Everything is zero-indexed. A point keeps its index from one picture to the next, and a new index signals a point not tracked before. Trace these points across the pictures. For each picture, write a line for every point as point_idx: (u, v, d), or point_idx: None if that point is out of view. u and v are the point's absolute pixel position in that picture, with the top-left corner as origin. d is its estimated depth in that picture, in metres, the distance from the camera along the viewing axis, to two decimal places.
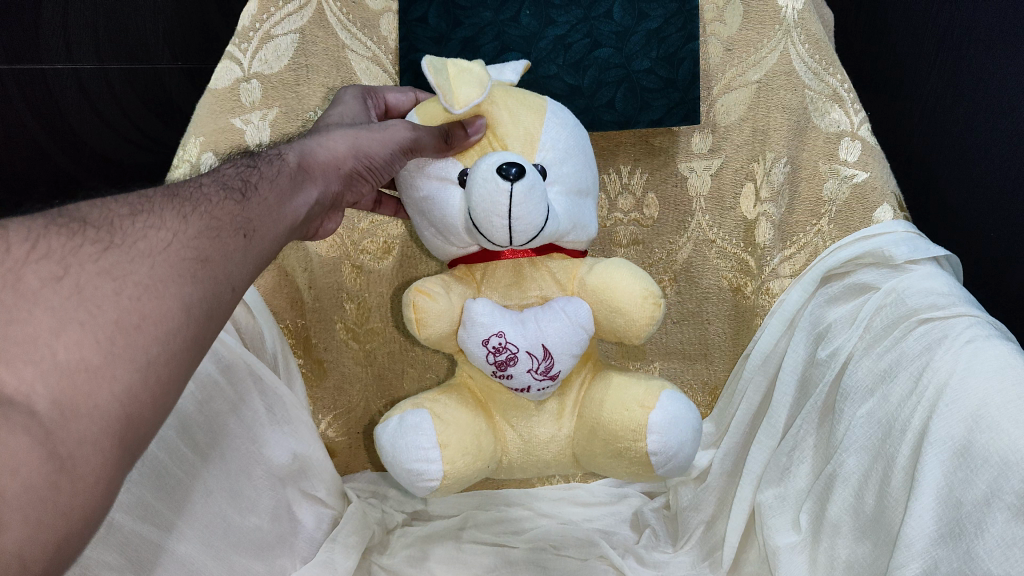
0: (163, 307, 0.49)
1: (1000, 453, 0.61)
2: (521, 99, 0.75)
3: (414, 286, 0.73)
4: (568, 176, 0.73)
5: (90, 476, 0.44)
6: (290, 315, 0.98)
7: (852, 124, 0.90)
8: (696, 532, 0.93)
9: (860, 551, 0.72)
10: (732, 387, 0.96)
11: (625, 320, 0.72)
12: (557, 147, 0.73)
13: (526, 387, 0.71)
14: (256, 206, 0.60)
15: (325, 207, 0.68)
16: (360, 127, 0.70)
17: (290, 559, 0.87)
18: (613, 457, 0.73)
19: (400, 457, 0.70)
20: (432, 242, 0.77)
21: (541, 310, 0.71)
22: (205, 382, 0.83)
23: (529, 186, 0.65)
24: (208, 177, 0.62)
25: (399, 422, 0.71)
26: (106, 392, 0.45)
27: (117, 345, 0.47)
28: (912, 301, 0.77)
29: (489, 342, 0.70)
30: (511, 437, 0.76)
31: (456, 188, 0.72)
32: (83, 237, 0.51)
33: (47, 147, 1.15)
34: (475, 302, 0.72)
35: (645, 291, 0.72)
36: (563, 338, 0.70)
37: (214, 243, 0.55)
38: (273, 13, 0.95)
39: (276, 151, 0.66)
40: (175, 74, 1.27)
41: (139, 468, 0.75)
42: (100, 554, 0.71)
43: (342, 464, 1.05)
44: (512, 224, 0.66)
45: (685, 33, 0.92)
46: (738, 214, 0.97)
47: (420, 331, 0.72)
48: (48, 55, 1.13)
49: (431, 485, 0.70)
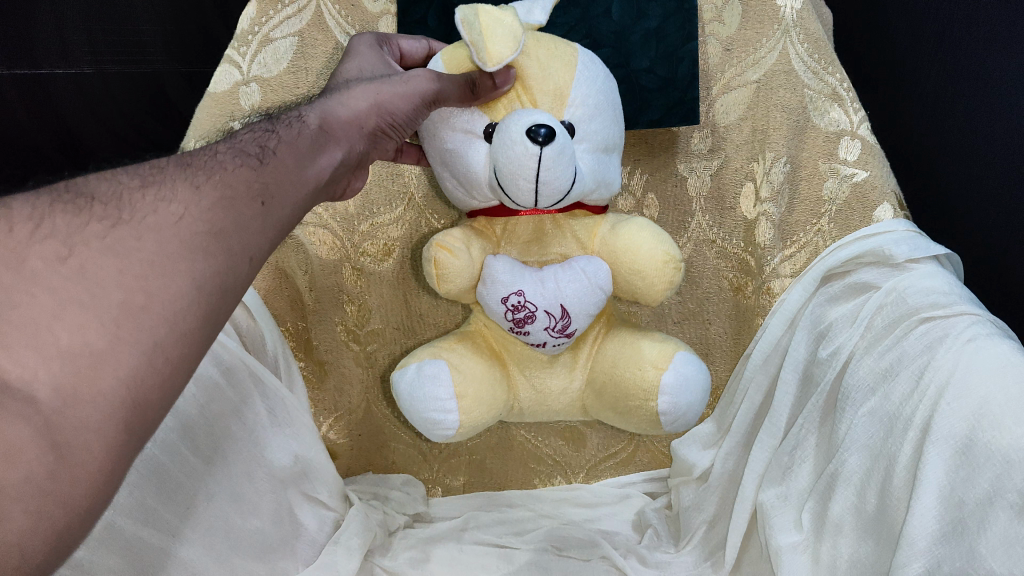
0: (171, 285, 0.49)
1: (1002, 451, 0.61)
2: (552, 48, 0.74)
3: (435, 239, 0.74)
4: (595, 134, 0.73)
5: (92, 465, 0.44)
6: (291, 318, 0.99)
7: (852, 123, 0.90)
8: (698, 532, 0.93)
9: (863, 550, 0.72)
10: (732, 388, 0.96)
11: (644, 281, 0.73)
12: (587, 103, 0.73)
13: (542, 342, 0.73)
14: (274, 170, 0.59)
15: (351, 166, 0.68)
16: (379, 80, 0.70)
17: (291, 561, 0.87)
18: (623, 412, 0.75)
19: (417, 406, 0.72)
20: (453, 192, 0.77)
21: (561, 268, 0.72)
22: (206, 385, 0.82)
23: (558, 151, 0.66)
24: (225, 144, 0.61)
25: (417, 371, 0.72)
26: (110, 376, 0.45)
27: (122, 327, 0.47)
28: (912, 300, 0.77)
29: (508, 300, 0.71)
30: (522, 384, 0.78)
31: (481, 143, 0.72)
32: (90, 214, 0.52)
33: (45, 150, 1.15)
34: (494, 259, 0.73)
35: (666, 255, 0.73)
36: (581, 297, 0.71)
37: (229, 214, 0.54)
38: (272, 16, 0.95)
39: (297, 114, 0.66)
40: (174, 78, 1.28)
41: (141, 472, 0.75)
42: (102, 558, 0.72)
43: (345, 466, 1.05)
44: (537, 189, 0.68)
45: (684, 33, 0.92)
46: (739, 214, 0.97)
47: (439, 284, 0.74)
48: (45, 57, 1.12)
49: (448, 433, 0.72)
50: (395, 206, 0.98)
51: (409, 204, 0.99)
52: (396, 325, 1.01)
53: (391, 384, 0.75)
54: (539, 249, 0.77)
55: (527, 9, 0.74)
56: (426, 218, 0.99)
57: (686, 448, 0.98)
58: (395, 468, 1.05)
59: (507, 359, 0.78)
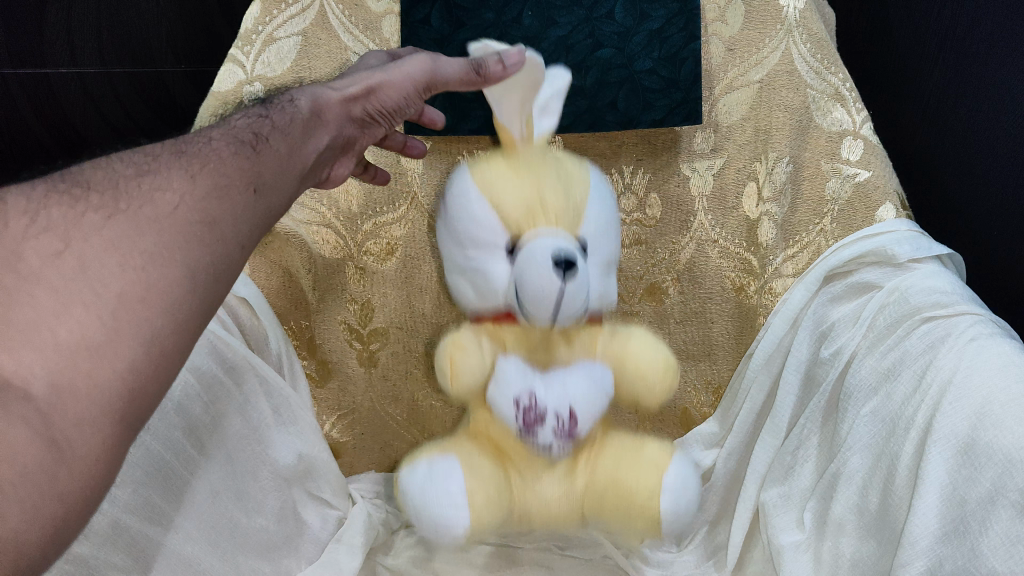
0: (167, 276, 0.49)
1: (1004, 451, 0.61)
2: (569, 170, 0.71)
3: (449, 338, 0.72)
4: (604, 252, 0.71)
5: (88, 458, 0.45)
6: (295, 317, 0.99)
7: (854, 124, 0.90)
8: (701, 532, 0.93)
9: (866, 549, 0.72)
10: (736, 386, 0.96)
11: (647, 387, 0.71)
12: (600, 221, 0.71)
13: (549, 450, 0.68)
14: (268, 157, 0.61)
15: (337, 151, 0.71)
16: (372, 69, 0.73)
17: (295, 559, 0.87)
18: (624, 514, 0.69)
19: (426, 509, 0.67)
20: (465, 297, 0.73)
21: (566, 372, 0.69)
22: (207, 381, 0.83)
23: (579, 286, 0.64)
24: (220, 130, 0.63)
25: (429, 471, 0.68)
26: (108, 368, 0.46)
27: (118, 320, 0.47)
28: (915, 299, 0.77)
29: (519, 400, 0.67)
30: (519, 489, 0.71)
31: (503, 260, 0.68)
32: (87, 206, 0.54)
33: (52, 150, 1.17)
34: (505, 360, 0.70)
35: (666, 363, 0.71)
36: (587, 396, 0.68)
37: (221, 204, 0.55)
38: (276, 16, 0.96)
39: (289, 100, 0.68)
40: (179, 78, 1.25)
41: (146, 470, 0.76)
42: (109, 556, 0.72)
43: (348, 465, 1.04)
44: (557, 321, 0.65)
45: (687, 33, 0.93)
46: (741, 214, 0.97)
47: (449, 382, 0.71)
48: (52, 59, 1.12)
49: (456, 536, 0.66)
50: (398, 205, 0.99)
51: (413, 203, 0.99)
52: (399, 324, 1.01)
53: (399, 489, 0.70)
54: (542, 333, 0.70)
55: (542, 105, 0.72)
56: (428, 218, 0.99)
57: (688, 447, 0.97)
58: (397, 467, 1.05)
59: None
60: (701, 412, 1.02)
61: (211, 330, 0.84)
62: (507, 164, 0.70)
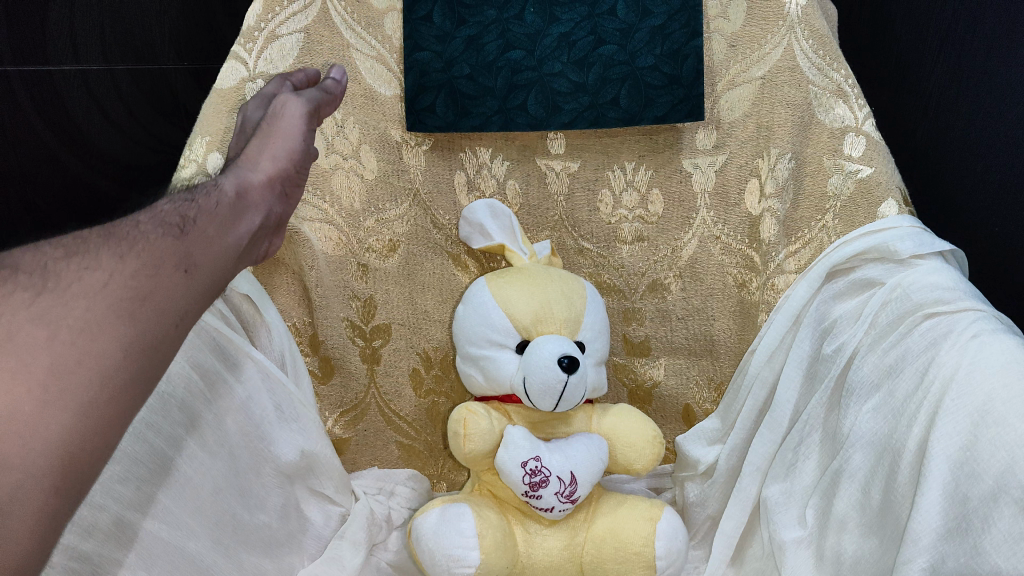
0: (95, 350, 0.60)
1: (1007, 448, 0.61)
2: (570, 285, 0.90)
3: (462, 405, 0.85)
4: (599, 351, 0.89)
5: (26, 524, 0.54)
6: (299, 312, 0.99)
7: (857, 119, 0.91)
8: (705, 526, 0.94)
9: (869, 546, 0.72)
10: (737, 382, 0.94)
11: (638, 454, 0.87)
12: (595, 327, 0.89)
13: (550, 507, 0.82)
14: (193, 241, 0.70)
15: (270, 228, 0.79)
16: (264, 132, 0.81)
17: (298, 557, 0.88)
18: (622, 562, 0.82)
19: (441, 545, 0.80)
20: (473, 380, 0.90)
21: (565, 444, 0.84)
22: (206, 373, 0.83)
23: (579, 376, 0.82)
24: (147, 215, 0.70)
25: (444, 512, 0.82)
26: (41, 439, 0.56)
27: (49, 392, 0.57)
28: (917, 296, 0.77)
29: (527, 465, 0.81)
30: (519, 532, 0.86)
31: (512, 353, 0.85)
32: (15, 285, 0.61)
33: (56, 151, 1.13)
34: (512, 427, 0.84)
35: (654, 432, 0.88)
36: (587, 466, 0.83)
37: (152, 282, 0.65)
38: (278, 12, 0.94)
39: (214, 182, 0.76)
40: (181, 75, 1.23)
41: (147, 465, 0.77)
42: (113, 552, 0.75)
43: (351, 461, 1.04)
44: (558, 404, 0.82)
45: (689, 29, 0.94)
46: (744, 210, 0.96)
47: (463, 445, 0.84)
48: (55, 56, 1.10)
49: (467, 571, 0.79)
50: (401, 202, 0.99)
51: (414, 200, 1.00)
52: (400, 320, 1.01)
53: (414, 530, 0.83)
54: (541, 434, 0.89)
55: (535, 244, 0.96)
56: (430, 215, 1.00)
57: (691, 444, 0.96)
58: (399, 463, 1.05)
59: (510, 515, 0.87)
60: (703, 409, 1.02)
61: (212, 323, 0.83)
62: (521, 282, 0.88)
